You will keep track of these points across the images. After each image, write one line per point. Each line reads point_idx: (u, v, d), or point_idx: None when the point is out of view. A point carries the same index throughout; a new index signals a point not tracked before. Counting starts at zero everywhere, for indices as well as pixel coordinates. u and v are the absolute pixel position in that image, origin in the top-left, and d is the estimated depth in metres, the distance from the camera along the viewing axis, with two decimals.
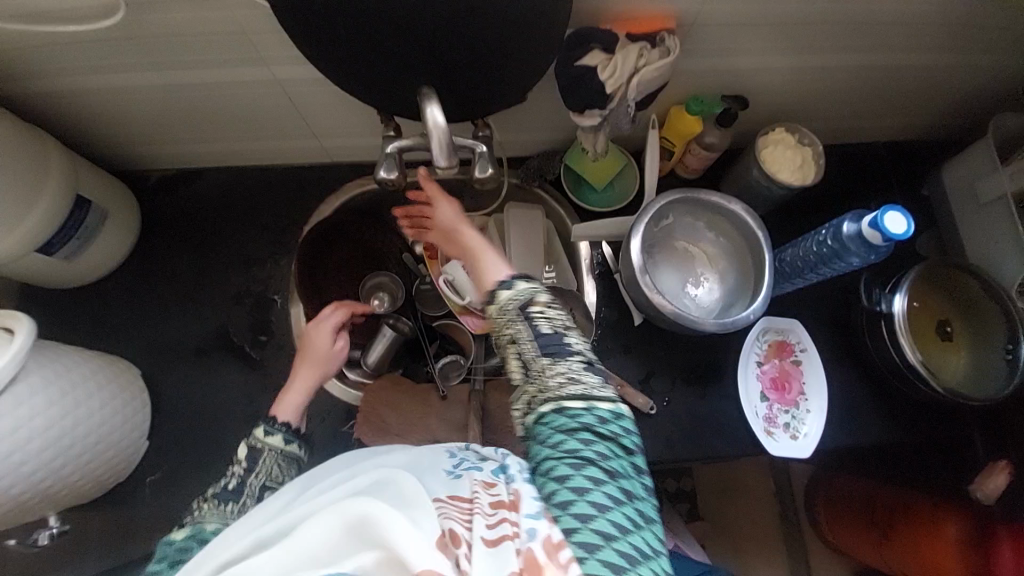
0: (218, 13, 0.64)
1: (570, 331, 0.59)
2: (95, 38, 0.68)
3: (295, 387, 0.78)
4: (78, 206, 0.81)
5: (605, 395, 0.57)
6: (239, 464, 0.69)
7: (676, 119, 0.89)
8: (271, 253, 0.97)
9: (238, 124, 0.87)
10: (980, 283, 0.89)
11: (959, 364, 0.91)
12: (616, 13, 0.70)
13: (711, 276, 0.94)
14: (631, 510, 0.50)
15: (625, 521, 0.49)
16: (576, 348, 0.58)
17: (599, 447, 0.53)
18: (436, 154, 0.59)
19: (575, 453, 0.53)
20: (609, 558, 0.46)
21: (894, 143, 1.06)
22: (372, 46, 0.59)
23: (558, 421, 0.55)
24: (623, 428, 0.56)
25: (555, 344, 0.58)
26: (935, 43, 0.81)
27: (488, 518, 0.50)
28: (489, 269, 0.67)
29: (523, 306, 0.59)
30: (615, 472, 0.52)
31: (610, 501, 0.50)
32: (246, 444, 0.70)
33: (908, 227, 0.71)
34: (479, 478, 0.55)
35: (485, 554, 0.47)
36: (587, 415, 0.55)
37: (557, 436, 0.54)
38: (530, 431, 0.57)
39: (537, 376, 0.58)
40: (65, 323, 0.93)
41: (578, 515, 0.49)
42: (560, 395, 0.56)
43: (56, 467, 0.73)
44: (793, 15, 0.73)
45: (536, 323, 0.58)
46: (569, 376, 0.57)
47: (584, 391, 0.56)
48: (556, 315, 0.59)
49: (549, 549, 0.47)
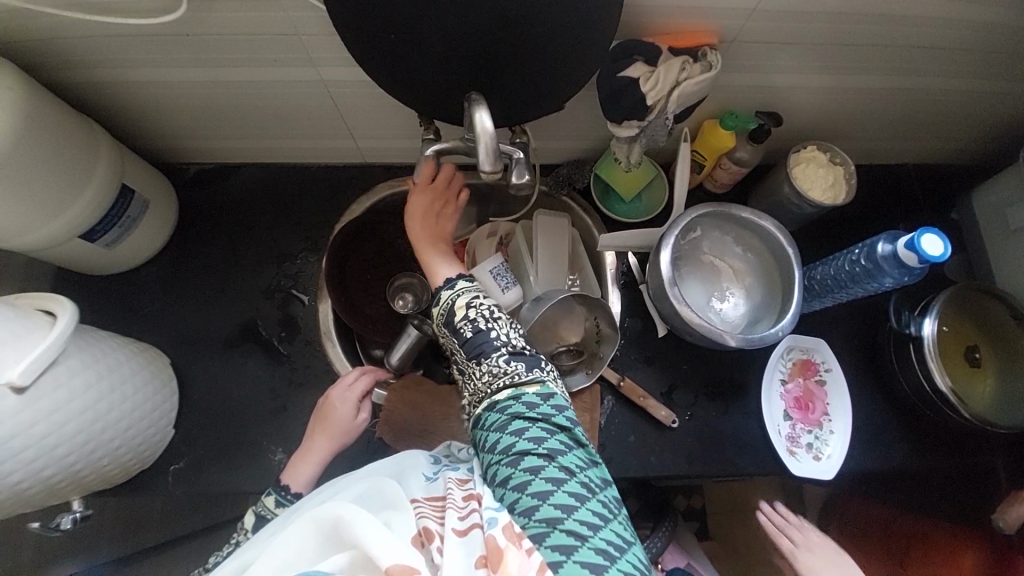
0: (275, 14, 0.66)
1: (491, 329, 0.68)
2: (153, 33, 0.70)
3: (311, 453, 0.81)
4: (121, 195, 0.83)
5: (530, 379, 0.64)
6: (245, 531, 0.74)
7: (710, 134, 0.89)
8: (301, 249, 0.98)
9: (278, 122, 0.89)
10: (1008, 309, 0.89)
11: (987, 392, 0.90)
12: (658, 28, 0.72)
13: (737, 292, 0.94)
14: (574, 485, 0.57)
15: (568, 500, 0.56)
16: (496, 343, 0.67)
17: (533, 433, 0.60)
18: (481, 158, 0.60)
19: (510, 448, 0.59)
20: (560, 540, 0.53)
21: (924, 165, 1.06)
22: (424, 50, 0.61)
23: (492, 417, 0.63)
24: (553, 407, 0.63)
25: (475, 345, 0.67)
26: (972, 69, 0.81)
27: (460, 510, 0.55)
28: (431, 272, 0.77)
29: (448, 319, 0.70)
30: (553, 453, 0.59)
31: (553, 484, 0.57)
32: (254, 512, 0.76)
33: (946, 250, 0.70)
34: (454, 476, 0.61)
35: (455, 542, 0.51)
36: (515, 404, 0.62)
37: (494, 433, 0.61)
38: (476, 435, 0.65)
39: (471, 379, 0.68)
40: (99, 309, 0.95)
41: (526, 510, 0.55)
42: (489, 390, 0.65)
43: (87, 451, 0.74)
44: (833, 36, 0.74)
45: (458, 331, 0.69)
46: (491, 371, 0.65)
47: (508, 380, 0.64)
48: (476, 318, 0.69)
49: (510, 536, 0.51)
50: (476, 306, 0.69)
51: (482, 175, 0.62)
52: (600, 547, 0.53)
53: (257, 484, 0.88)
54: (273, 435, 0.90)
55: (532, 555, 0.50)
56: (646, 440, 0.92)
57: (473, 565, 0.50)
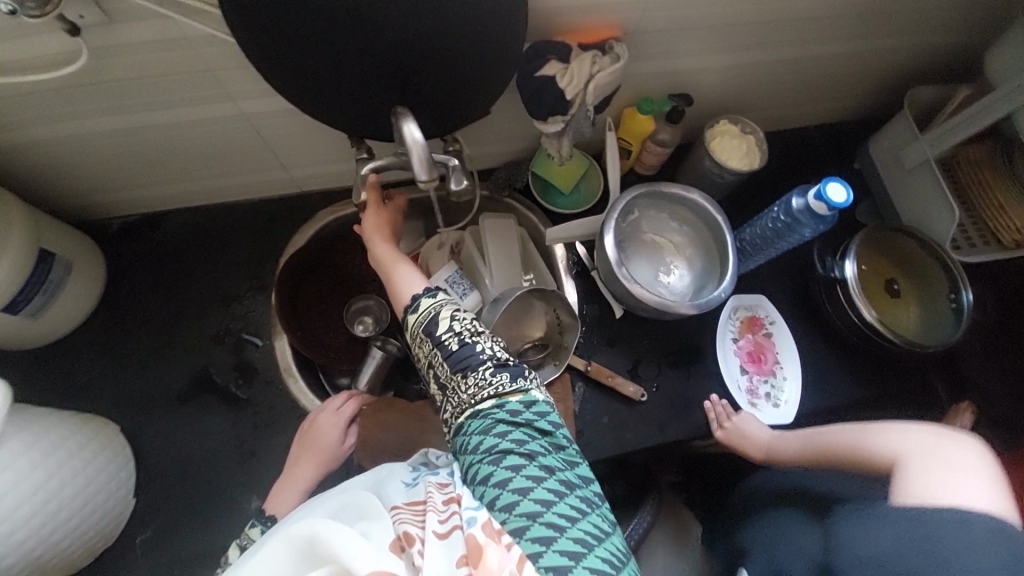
0: (185, 53, 0.65)
1: (476, 341, 0.68)
2: (55, 86, 0.67)
3: (295, 479, 0.80)
4: (41, 260, 0.78)
5: (515, 389, 0.66)
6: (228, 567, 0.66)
7: (630, 121, 0.95)
8: (247, 288, 0.96)
9: (203, 162, 0.87)
10: (918, 241, 0.98)
11: (911, 318, 1.00)
12: (566, 27, 0.76)
13: (680, 264, 0.99)
14: (552, 483, 0.58)
15: (548, 495, 0.56)
16: (484, 356, 0.67)
17: (515, 435, 0.61)
18: (416, 169, 0.62)
19: (494, 448, 0.60)
20: (540, 532, 0.53)
21: (823, 125, 1.17)
22: (344, 73, 0.62)
23: (475, 424, 0.64)
24: (536, 412, 0.64)
25: (461, 358, 0.67)
26: (847, 33, 0.90)
27: (440, 514, 0.55)
28: (400, 285, 0.76)
29: (430, 330, 0.70)
30: (534, 453, 0.60)
31: (533, 481, 0.58)
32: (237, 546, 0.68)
33: (848, 195, 0.78)
34: (435, 480, 0.61)
35: (437, 545, 0.51)
36: (500, 410, 0.64)
37: (477, 436, 0.62)
38: (457, 441, 0.65)
39: (453, 393, 0.67)
40: (32, 385, 0.89)
41: (506, 505, 0.56)
42: (473, 400, 0.65)
43: (46, 533, 0.71)
44: (724, 19, 0.81)
45: (442, 344, 0.68)
46: (478, 383, 0.66)
47: (492, 391, 0.65)
48: (461, 332, 0.69)
49: (490, 533, 0.52)
50: (461, 318, 0.70)
51: (420, 186, 0.63)
52: (578, 536, 0.54)
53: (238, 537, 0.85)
54: (248, 484, 0.87)
55: (511, 549, 0.52)
56: (620, 417, 0.96)
57: (455, 565, 0.50)
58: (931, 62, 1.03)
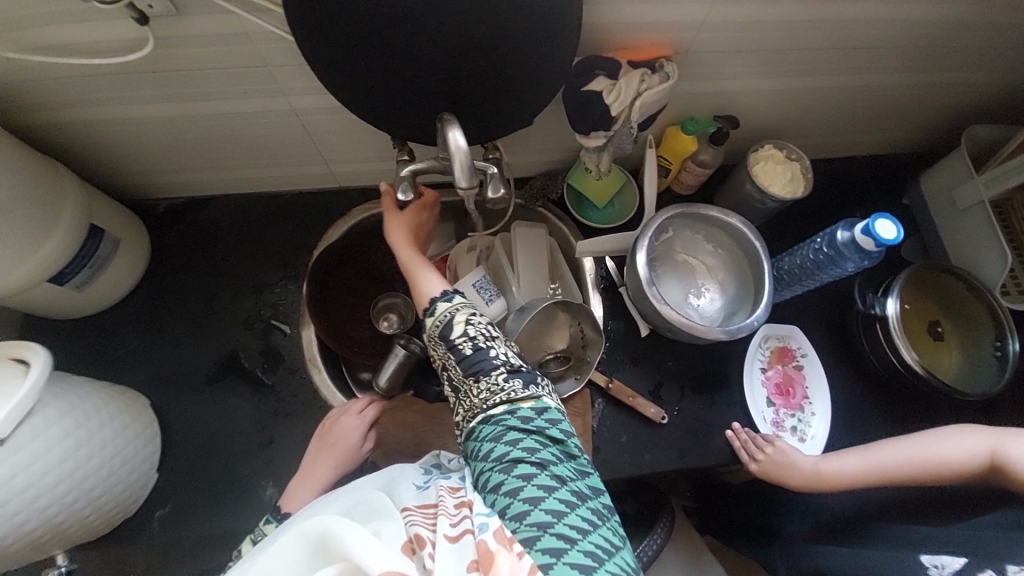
0: (244, 47, 0.67)
1: (490, 347, 0.68)
2: (119, 71, 0.70)
3: (313, 477, 0.82)
4: (91, 235, 0.82)
5: (527, 395, 0.65)
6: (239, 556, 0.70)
7: (672, 139, 0.94)
8: (281, 277, 0.98)
9: (250, 152, 0.89)
10: (966, 284, 0.94)
11: (952, 363, 0.96)
12: (616, 43, 0.76)
13: (712, 287, 0.97)
14: (564, 493, 0.57)
15: (559, 505, 0.55)
16: (496, 361, 0.67)
17: (526, 444, 0.61)
18: (457, 175, 0.62)
19: (505, 456, 0.60)
20: (550, 543, 0.52)
21: (872, 156, 1.13)
22: (393, 77, 0.63)
23: (486, 430, 0.63)
24: (547, 420, 0.64)
25: (475, 362, 0.67)
26: (909, 65, 0.87)
27: (451, 517, 0.53)
28: (419, 285, 0.77)
29: (445, 334, 0.70)
30: (545, 461, 0.59)
31: (545, 491, 0.56)
32: (250, 539, 0.71)
33: (898, 233, 0.74)
34: (446, 484, 0.60)
35: (448, 548, 0.51)
36: (511, 417, 0.63)
37: (488, 443, 0.62)
38: (468, 446, 0.65)
39: (465, 395, 0.67)
40: (71, 353, 0.92)
41: (517, 514, 0.55)
42: (485, 405, 0.65)
43: (70, 500, 0.73)
44: (779, 43, 0.79)
45: (457, 347, 0.69)
46: (490, 388, 0.65)
47: (504, 397, 0.64)
48: (475, 336, 0.69)
49: (501, 541, 0.50)
50: (476, 322, 0.70)
51: (458, 191, 0.63)
52: (589, 549, 0.53)
53: (250, 521, 0.87)
54: (265, 469, 0.89)
55: (523, 558, 0.50)
56: (638, 439, 0.94)
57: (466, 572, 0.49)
58: (994, 101, 0.99)
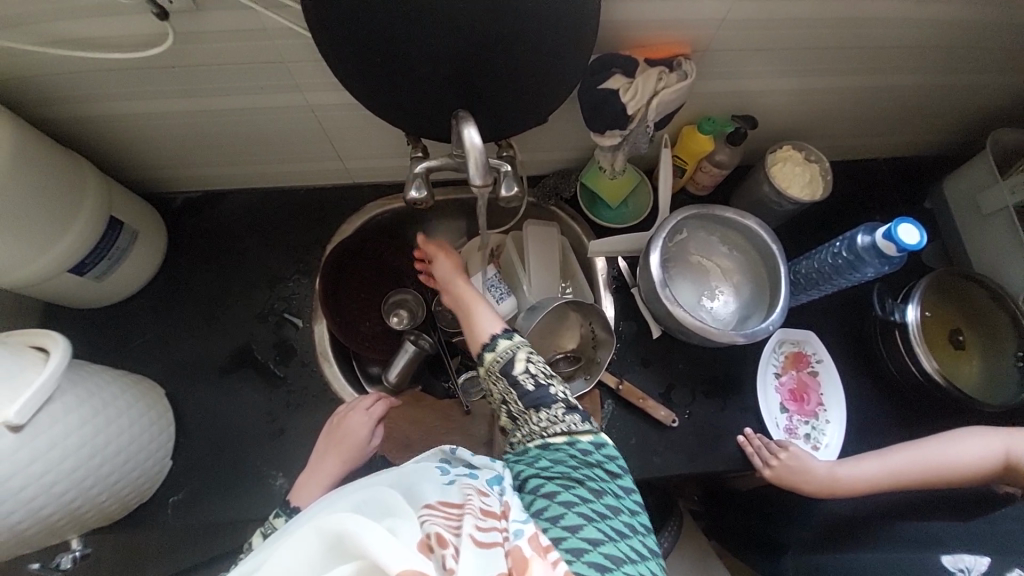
0: (261, 42, 0.67)
1: (550, 384, 0.70)
2: (140, 65, 0.71)
3: (321, 473, 0.81)
4: (110, 227, 0.83)
5: (585, 429, 0.69)
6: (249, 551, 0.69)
7: (688, 138, 0.92)
8: (295, 271, 0.99)
9: (266, 147, 0.90)
10: (988, 291, 0.92)
11: (973, 373, 0.93)
12: (634, 40, 0.75)
13: (726, 289, 0.96)
14: (616, 522, 0.59)
15: (610, 530, 0.58)
16: (557, 396, 0.69)
17: (586, 470, 0.64)
18: (471, 173, 0.62)
19: (565, 474, 0.63)
20: (597, 559, 0.54)
21: (894, 159, 1.10)
22: (408, 74, 0.63)
23: (544, 451, 0.67)
24: (605, 455, 0.67)
25: (536, 398, 0.69)
26: (936, 65, 0.85)
27: (480, 521, 0.52)
28: (478, 320, 0.78)
29: (506, 370, 0.71)
30: (601, 489, 0.62)
31: (598, 514, 0.59)
32: (260, 532, 0.71)
33: (922, 239, 0.72)
34: (473, 487, 0.59)
35: (474, 552, 0.49)
36: (571, 447, 0.67)
37: (547, 460, 0.65)
38: (520, 461, 0.67)
39: (524, 423, 0.70)
40: (90, 342, 0.94)
41: (569, 526, 0.56)
42: (543, 433, 0.68)
43: (86, 485, 0.74)
44: (800, 41, 0.77)
45: (518, 383, 0.70)
46: (550, 420, 0.69)
47: (565, 429, 0.68)
48: (536, 374, 0.70)
49: (536, 547, 0.51)
50: (537, 361, 0.71)
51: (472, 189, 0.63)
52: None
53: (260, 510, 0.88)
54: (276, 460, 0.90)
55: (558, 566, 0.51)
56: (647, 441, 0.93)
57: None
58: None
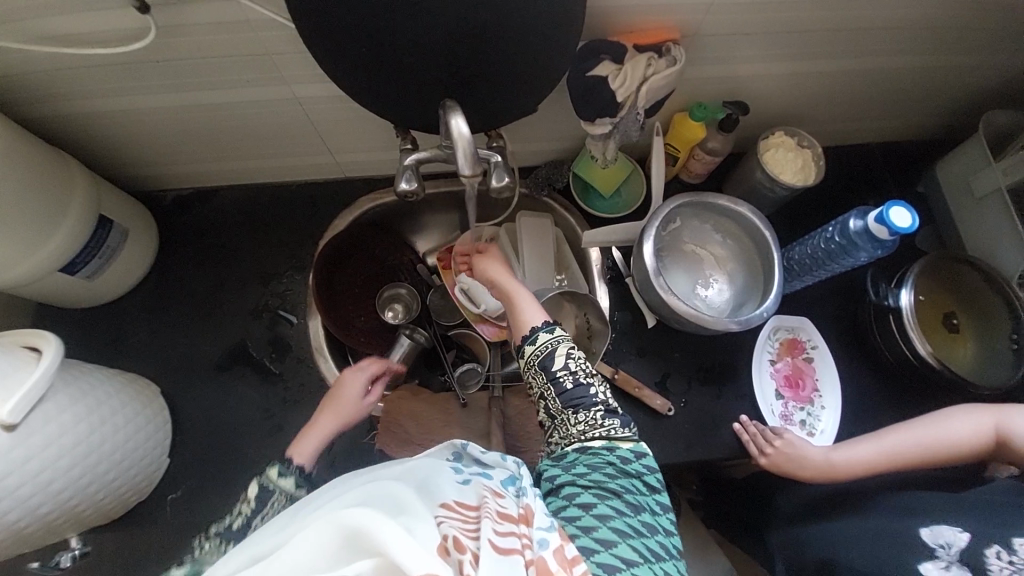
0: (245, 34, 0.66)
1: (590, 384, 0.72)
2: (124, 60, 0.70)
3: (317, 428, 0.80)
4: (100, 225, 0.82)
5: (626, 437, 0.70)
6: (247, 503, 0.66)
7: (680, 126, 0.92)
8: (288, 267, 0.98)
9: (255, 142, 0.89)
10: (981, 274, 0.92)
11: (968, 356, 0.93)
12: (622, 26, 0.74)
13: (720, 278, 0.96)
14: (651, 542, 0.60)
15: (644, 550, 0.59)
16: (597, 399, 0.71)
17: (623, 482, 0.65)
18: (460, 163, 0.61)
19: (601, 484, 0.64)
20: None
21: (887, 143, 1.10)
22: (395, 63, 0.62)
23: (582, 456, 0.68)
24: (644, 466, 0.68)
25: (574, 397, 0.71)
26: (928, 46, 0.84)
27: (498, 526, 0.53)
28: (521, 309, 0.78)
29: (546, 365, 0.72)
30: (639, 505, 0.63)
31: (633, 531, 0.60)
32: (258, 482, 0.67)
33: (914, 221, 0.72)
34: (488, 487, 0.60)
35: (494, 558, 0.50)
36: (610, 454, 0.68)
37: (585, 466, 0.66)
38: (556, 462, 0.69)
39: (562, 424, 0.71)
40: (84, 342, 0.94)
41: (602, 539, 0.58)
42: (582, 436, 0.70)
43: (83, 484, 0.75)
44: (790, 24, 0.77)
45: (557, 379, 0.72)
46: (588, 422, 0.70)
47: (603, 433, 0.69)
48: (576, 371, 0.72)
49: (561, 561, 0.52)
50: (577, 359, 0.73)
51: (461, 180, 0.63)
52: None
53: None
54: (273, 456, 0.90)
55: None
56: (644, 430, 0.93)
57: None
58: (1015, 83, 0.95)
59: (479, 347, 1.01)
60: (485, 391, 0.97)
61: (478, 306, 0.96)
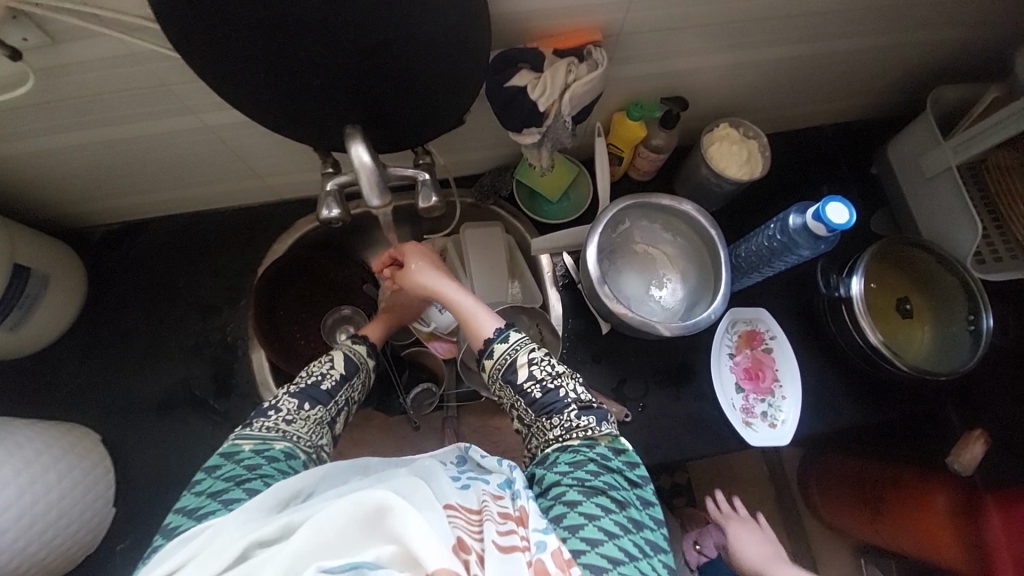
0: (134, 69, 0.62)
1: (560, 386, 0.69)
2: (11, 106, 0.66)
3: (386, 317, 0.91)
4: (15, 274, 0.79)
5: (606, 433, 0.68)
6: (336, 370, 0.74)
7: (619, 126, 0.89)
8: (227, 298, 0.95)
9: (175, 171, 0.85)
10: (935, 258, 0.90)
11: (923, 341, 0.92)
12: (540, 31, 0.70)
13: (673, 277, 0.93)
14: (638, 537, 0.59)
15: (632, 547, 0.58)
16: (569, 400, 0.69)
17: (608, 479, 0.63)
18: (366, 192, 0.58)
19: (586, 482, 0.62)
20: None
21: (837, 125, 1.08)
22: (293, 91, 0.59)
23: (563, 456, 0.66)
24: (625, 462, 0.66)
25: (546, 404, 0.69)
26: (866, 28, 0.81)
27: (499, 526, 0.54)
28: (469, 315, 0.75)
29: (509, 379, 0.70)
30: (625, 501, 0.62)
31: (621, 529, 0.59)
32: (341, 351, 0.76)
33: (851, 217, 0.70)
34: (488, 491, 0.60)
35: (499, 559, 0.50)
36: (591, 450, 0.66)
37: (568, 463, 0.64)
38: (540, 465, 0.67)
39: (539, 431, 0.70)
40: (19, 393, 0.91)
41: (590, 539, 0.57)
42: (559, 438, 0.67)
43: (20, 547, 0.73)
44: (717, 16, 0.73)
45: (526, 391, 0.70)
46: (565, 427, 0.67)
47: (581, 434, 0.67)
48: (543, 379, 0.69)
49: (560, 563, 0.51)
50: (541, 364, 0.70)
51: (372, 210, 0.60)
52: None
53: None
54: None
55: None
56: None
57: None
58: (960, 58, 0.93)
59: (434, 364, 0.96)
60: (439, 412, 0.94)
61: (428, 323, 0.92)
